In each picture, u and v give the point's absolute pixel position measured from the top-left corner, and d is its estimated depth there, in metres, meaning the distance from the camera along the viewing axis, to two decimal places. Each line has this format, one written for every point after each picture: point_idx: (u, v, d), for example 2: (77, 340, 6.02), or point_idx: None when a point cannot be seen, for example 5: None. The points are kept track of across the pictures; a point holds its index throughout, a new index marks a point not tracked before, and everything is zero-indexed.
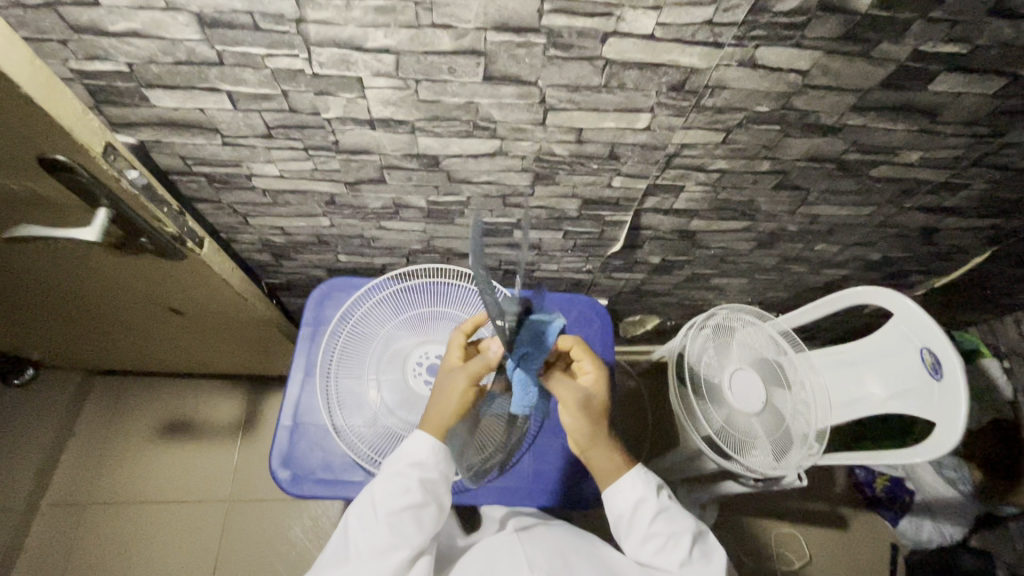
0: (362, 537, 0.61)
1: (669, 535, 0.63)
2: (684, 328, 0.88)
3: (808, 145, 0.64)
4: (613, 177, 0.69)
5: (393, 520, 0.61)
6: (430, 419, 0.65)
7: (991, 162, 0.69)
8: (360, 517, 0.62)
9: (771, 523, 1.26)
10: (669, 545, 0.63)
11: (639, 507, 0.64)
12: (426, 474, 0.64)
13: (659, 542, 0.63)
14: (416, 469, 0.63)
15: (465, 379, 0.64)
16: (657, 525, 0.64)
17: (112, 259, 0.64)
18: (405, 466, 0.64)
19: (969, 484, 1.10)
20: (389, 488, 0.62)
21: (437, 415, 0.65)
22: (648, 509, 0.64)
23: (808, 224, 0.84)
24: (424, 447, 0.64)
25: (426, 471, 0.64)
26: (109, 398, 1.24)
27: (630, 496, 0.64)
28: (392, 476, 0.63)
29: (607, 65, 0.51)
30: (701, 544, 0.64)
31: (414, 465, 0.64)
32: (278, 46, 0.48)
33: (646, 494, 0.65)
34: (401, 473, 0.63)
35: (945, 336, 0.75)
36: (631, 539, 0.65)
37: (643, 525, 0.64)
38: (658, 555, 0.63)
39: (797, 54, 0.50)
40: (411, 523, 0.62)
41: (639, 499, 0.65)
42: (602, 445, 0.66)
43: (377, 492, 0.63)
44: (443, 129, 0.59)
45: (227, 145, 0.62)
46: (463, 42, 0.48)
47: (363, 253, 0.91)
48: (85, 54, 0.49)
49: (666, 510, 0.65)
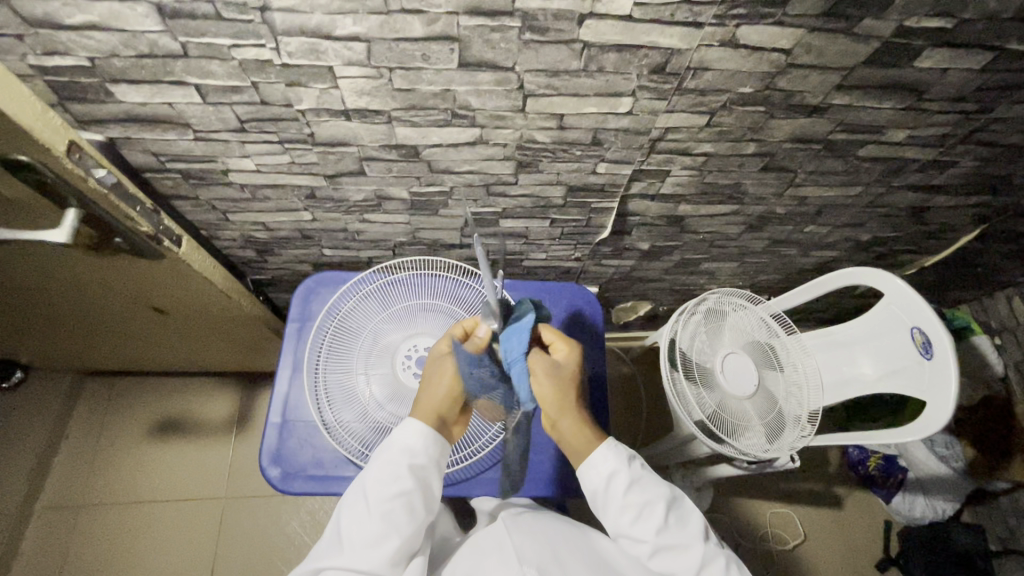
0: (354, 528, 0.61)
1: (643, 503, 0.65)
2: (675, 314, 0.86)
3: (794, 127, 0.63)
4: (597, 164, 0.68)
5: (385, 508, 0.61)
6: (425, 402, 0.67)
7: (980, 139, 0.68)
8: (352, 508, 0.62)
9: (766, 505, 1.27)
10: (644, 514, 0.65)
11: (612, 479, 0.66)
12: (415, 460, 0.64)
13: (634, 512, 0.64)
14: (405, 456, 0.64)
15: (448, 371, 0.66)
16: (630, 495, 0.65)
17: (87, 260, 0.62)
18: (395, 454, 0.64)
19: (960, 461, 1.13)
20: (381, 476, 0.63)
21: (433, 397, 0.66)
22: (621, 480, 0.65)
23: (797, 206, 0.83)
24: (414, 435, 0.65)
25: (415, 458, 0.64)
26: (98, 399, 1.23)
27: (602, 470, 0.66)
28: (381, 464, 0.63)
29: (586, 49, 0.49)
30: (676, 511, 0.66)
31: (403, 451, 0.64)
32: (245, 36, 0.47)
33: (617, 467, 0.66)
34: (390, 461, 0.63)
35: (934, 315, 0.75)
36: (609, 511, 0.66)
37: (617, 496, 0.65)
38: (635, 524, 0.64)
39: (779, 33, 0.49)
40: (403, 511, 0.62)
41: (611, 471, 0.66)
42: (570, 417, 0.67)
43: (369, 482, 0.63)
44: (420, 118, 0.58)
45: (200, 140, 0.61)
46: (435, 28, 0.46)
47: (347, 246, 0.90)
48: (44, 49, 0.47)
49: (638, 480, 0.66)
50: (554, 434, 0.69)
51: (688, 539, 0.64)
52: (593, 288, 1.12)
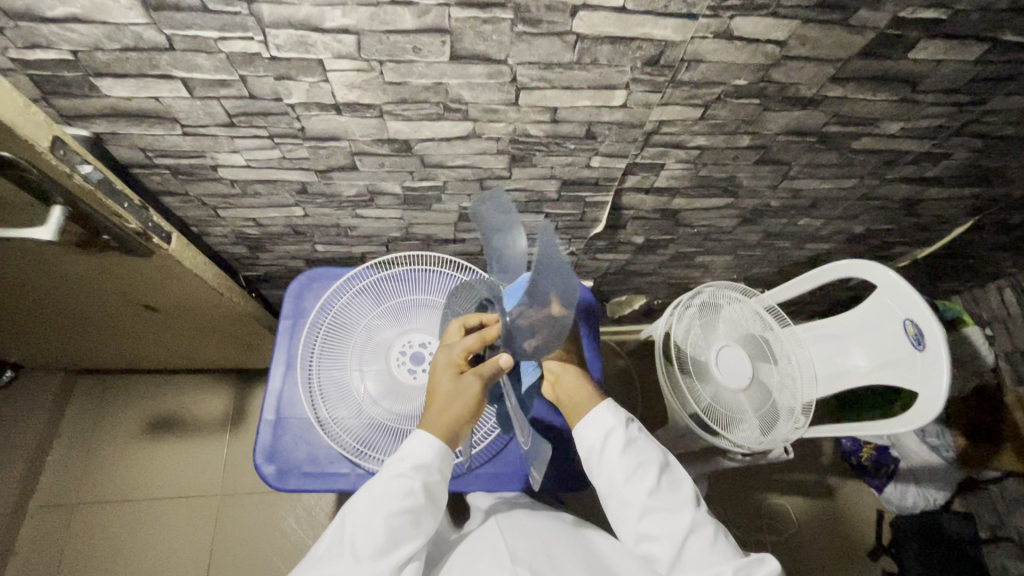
0: (360, 538, 0.60)
1: (638, 463, 0.65)
2: (670, 308, 0.87)
3: (788, 119, 0.63)
4: (591, 157, 0.67)
5: (393, 523, 0.61)
6: (441, 418, 0.63)
7: (973, 131, 0.68)
8: (358, 518, 0.62)
9: (760, 496, 1.28)
10: (638, 474, 0.65)
11: (609, 437, 0.66)
12: (429, 478, 0.63)
13: (629, 470, 0.64)
14: (420, 473, 0.62)
15: (481, 388, 0.62)
16: (626, 454, 0.65)
17: (74, 258, 0.61)
18: (408, 468, 0.62)
19: (951, 450, 1.15)
20: (391, 492, 0.61)
21: (456, 419, 0.63)
22: (618, 438, 0.66)
23: (791, 199, 0.83)
24: (430, 450, 0.63)
25: (430, 475, 0.63)
26: (90, 398, 1.22)
27: (600, 427, 0.66)
28: (395, 477, 0.62)
29: (579, 41, 0.49)
30: (669, 475, 0.66)
31: (418, 467, 0.62)
32: (231, 29, 0.46)
33: (615, 425, 0.66)
34: (404, 475, 0.62)
35: (927, 306, 0.75)
36: (603, 469, 0.65)
37: (613, 454, 0.65)
38: (629, 483, 0.64)
39: (773, 24, 0.49)
40: (408, 526, 0.62)
41: (608, 429, 0.66)
42: (570, 373, 0.70)
43: (379, 494, 0.62)
44: (412, 112, 0.57)
45: (188, 135, 0.60)
46: (426, 20, 0.46)
47: (340, 242, 0.89)
48: (25, 43, 0.46)
49: (635, 440, 0.66)
50: (555, 394, 0.71)
51: (678, 504, 0.64)
52: (588, 282, 1.12)
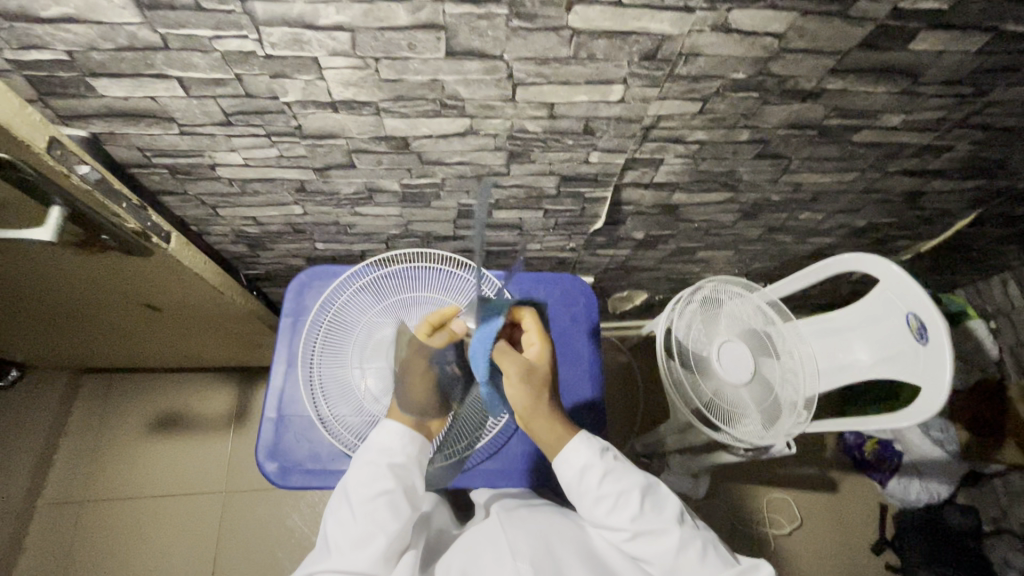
0: (340, 532, 0.61)
1: (618, 493, 0.64)
2: (670, 304, 0.85)
3: (789, 112, 0.62)
4: (589, 153, 0.67)
5: (368, 508, 0.61)
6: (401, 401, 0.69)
7: (976, 123, 0.67)
8: (338, 514, 0.63)
9: (762, 491, 1.28)
10: (620, 503, 0.64)
11: (585, 472, 0.64)
12: (394, 459, 0.65)
13: (610, 501, 0.64)
14: (384, 456, 0.65)
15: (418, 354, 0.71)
16: (604, 485, 0.64)
17: (74, 258, 0.62)
18: (374, 454, 0.65)
19: (955, 445, 1.13)
20: (361, 478, 0.63)
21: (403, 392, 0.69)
22: (594, 473, 0.64)
23: (791, 193, 0.82)
24: (392, 435, 0.66)
25: (394, 457, 0.65)
26: (94, 396, 1.23)
27: (574, 465, 0.64)
28: (362, 466, 0.64)
29: (575, 36, 0.48)
30: (651, 497, 0.65)
31: (381, 452, 0.65)
32: (226, 27, 0.46)
33: (590, 458, 0.65)
34: (370, 461, 0.64)
35: (929, 299, 0.74)
36: (584, 503, 0.65)
37: (591, 488, 0.64)
38: (610, 514, 0.64)
39: (771, 16, 0.48)
40: (385, 510, 0.61)
41: (584, 464, 0.65)
42: (544, 417, 0.64)
43: (350, 485, 0.64)
44: (409, 109, 0.57)
45: (185, 134, 0.60)
46: (421, 16, 0.45)
47: (340, 240, 0.89)
48: (20, 43, 0.46)
49: (613, 470, 0.65)
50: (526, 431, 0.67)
51: (665, 524, 0.63)
52: (588, 278, 1.12)
